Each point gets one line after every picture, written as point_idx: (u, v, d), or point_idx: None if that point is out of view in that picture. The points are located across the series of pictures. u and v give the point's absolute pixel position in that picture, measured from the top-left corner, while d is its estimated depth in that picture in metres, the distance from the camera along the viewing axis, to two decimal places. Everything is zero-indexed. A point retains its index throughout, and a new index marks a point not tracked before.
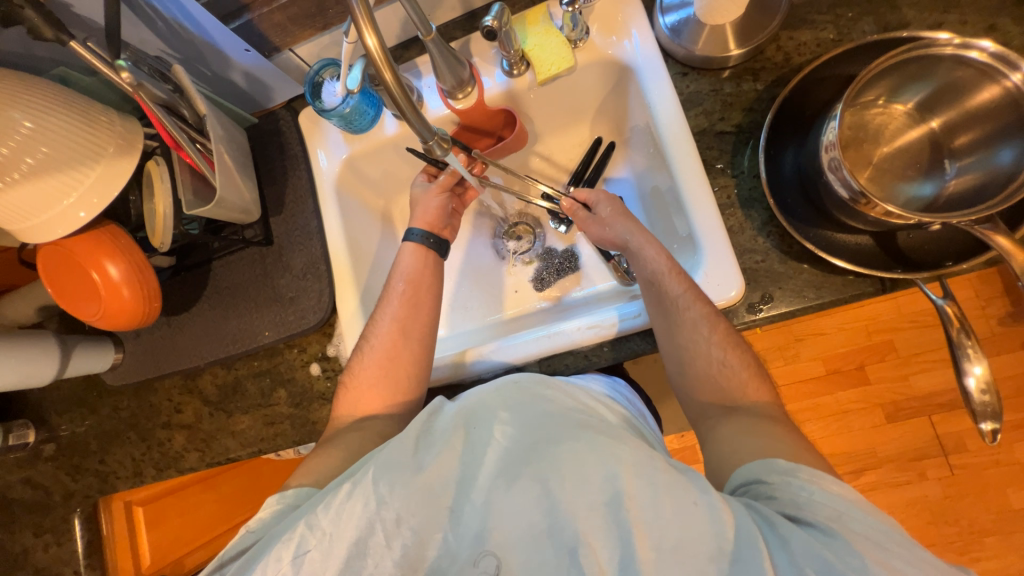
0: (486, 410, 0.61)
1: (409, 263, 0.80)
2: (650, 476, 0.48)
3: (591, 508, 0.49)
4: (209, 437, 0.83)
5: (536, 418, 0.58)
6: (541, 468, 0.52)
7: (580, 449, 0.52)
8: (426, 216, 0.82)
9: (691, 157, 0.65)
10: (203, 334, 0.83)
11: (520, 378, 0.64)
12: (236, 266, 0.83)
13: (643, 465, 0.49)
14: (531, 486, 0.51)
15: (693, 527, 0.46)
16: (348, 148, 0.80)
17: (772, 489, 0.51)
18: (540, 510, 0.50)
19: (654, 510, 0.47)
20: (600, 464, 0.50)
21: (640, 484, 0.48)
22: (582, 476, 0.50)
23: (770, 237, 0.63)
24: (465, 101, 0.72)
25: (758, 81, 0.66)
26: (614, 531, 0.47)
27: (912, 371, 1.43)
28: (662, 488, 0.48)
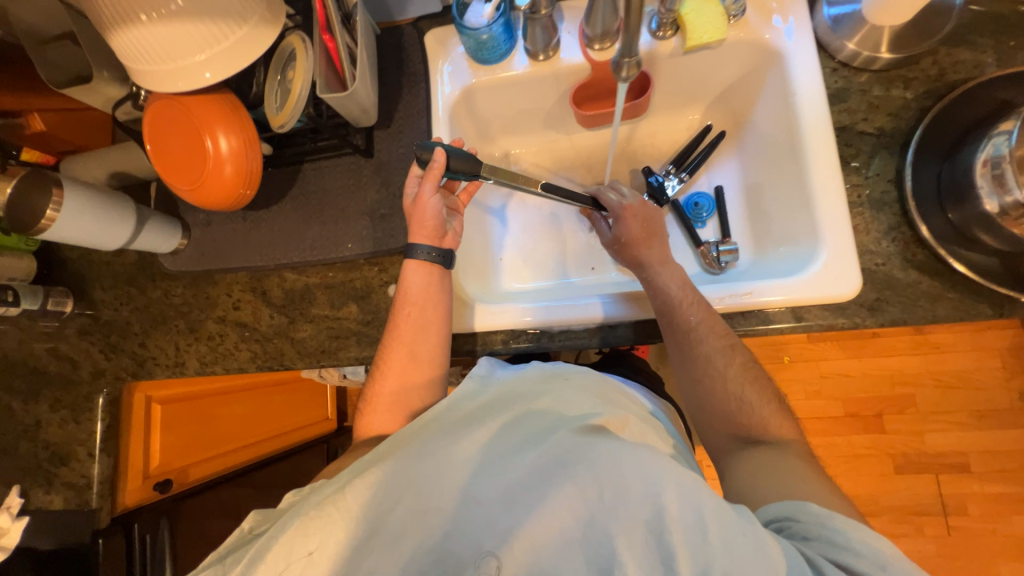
0: (523, 399, 0.58)
1: (414, 286, 0.70)
2: (695, 498, 0.44)
3: (629, 527, 0.44)
4: (265, 340, 0.80)
5: (566, 416, 0.54)
6: (579, 475, 0.47)
7: (615, 454, 0.47)
8: (420, 225, 0.69)
9: (830, 154, 0.65)
10: (280, 234, 0.81)
11: (553, 374, 0.62)
12: (328, 171, 0.80)
13: (687, 484, 0.44)
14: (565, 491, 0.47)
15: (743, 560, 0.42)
16: (471, 75, 0.78)
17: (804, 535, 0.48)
18: (576, 516, 0.46)
19: (702, 536, 0.43)
20: (637, 473, 0.45)
21: (682, 506, 0.44)
22: (619, 485, 0.46)
23: (894, 243, 0.63)
24: (601, 54, 0.74)
25: (908, 89, 0.66)
26: (654, 554, 0.43)
27: (928, 428, 1.45)
28: (711, 512, 0.43)
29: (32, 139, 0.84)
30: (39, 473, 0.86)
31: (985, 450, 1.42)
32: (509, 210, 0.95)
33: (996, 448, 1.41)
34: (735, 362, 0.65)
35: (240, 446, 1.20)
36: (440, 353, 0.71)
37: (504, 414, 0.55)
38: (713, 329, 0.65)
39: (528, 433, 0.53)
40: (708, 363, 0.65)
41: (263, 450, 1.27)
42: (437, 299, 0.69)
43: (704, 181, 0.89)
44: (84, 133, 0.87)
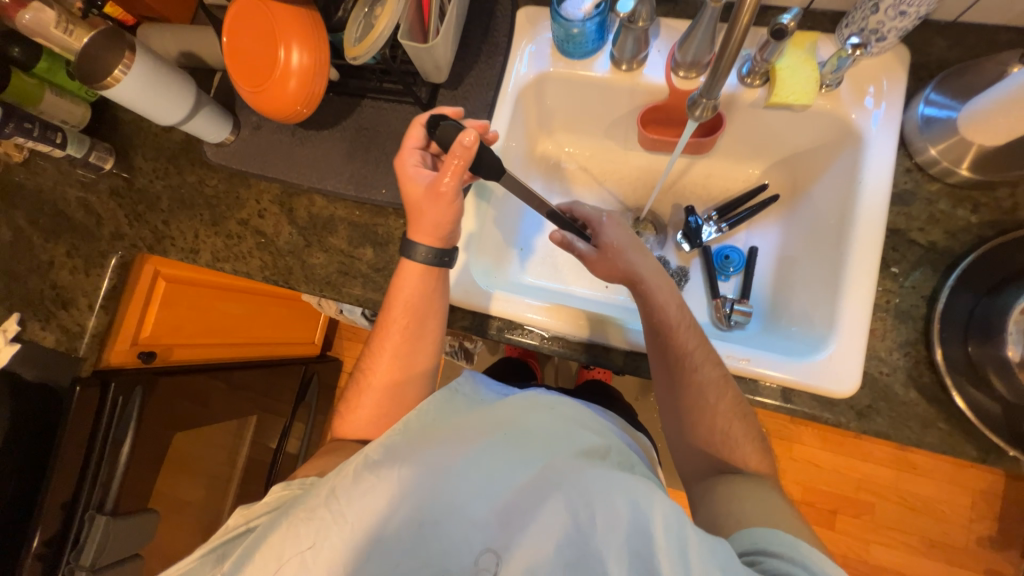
0: (510, 417, 0.59)
1: (408, 288, 0.67)
2: (679, 523, 0.44)
3: (620, 551, 0.45)
4: (278, 256, 0.82)
5: (558, 441, 0.56)
6: (571, 495, 0.48)
7: (603, 478, 0.49)
8: (431, 228, 0.65)
9: (872, 252, 0.64)
10: (321, 160, 0.82)
11: (539, 402, 0.62)
12: (385, 115, 0.81)
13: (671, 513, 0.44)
14: (558, 510, 0.48)
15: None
16: (550, 64, 0.77)
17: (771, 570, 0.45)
18: (568, 536, 0.47)
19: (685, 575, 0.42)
20: (626, 499, 0.47)
21: (665, 530, 0.44)
22: (607, 510, 0.47)
23: (905, 357, 0.63)
24: (683, 82, 0.72)
25: (974, 213, 0.64)
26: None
27: (876, 540, 1.45)
28: (693, 540, 0.43)
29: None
30: (40, 307, 0.91)
31: None
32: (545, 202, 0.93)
33: None
34: (726, 398, 0.62)
35: (222, 343, 1.24)
36: (435, 350, 0.72)
37: (497, 431, 0.56)
38: (706, 357, 0.64)
39: (521, 453, 0.54)
40: (699, 393, 0.63)
41: (241, 354, 1.32)
42: (436, 301, 0.69)
43: (742, 237, 0.87)
44: (168, 4, 0.88)
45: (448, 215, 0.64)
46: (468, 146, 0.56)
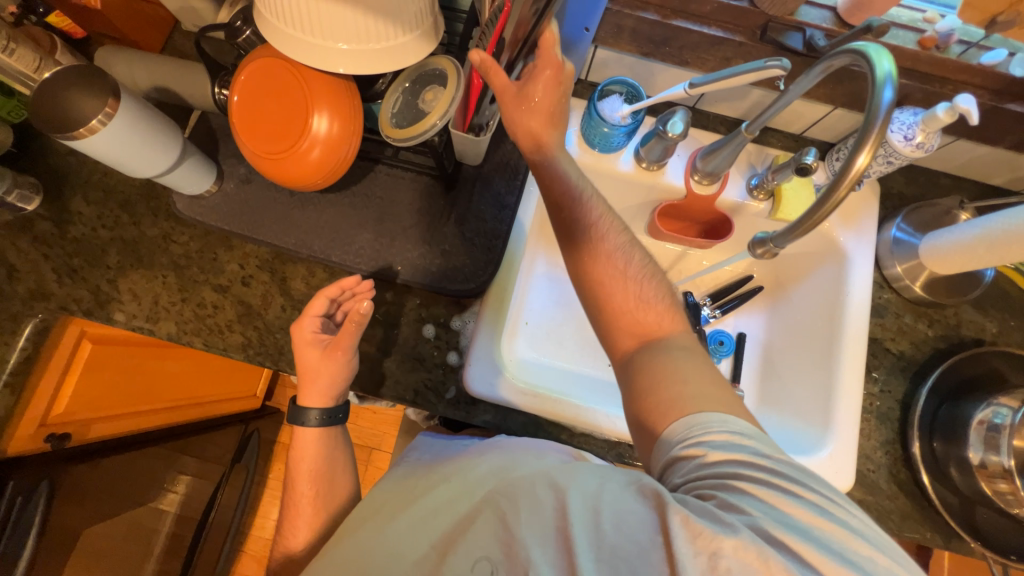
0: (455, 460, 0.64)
1: (308, 458, 0.68)
2: (593, 485, 0.49)
3: (544, 534, 0.48)
4: (265, 331, 0.72)
5: (490, 458, 0.60)
6: (496, 503, 0.53)
7: (524, 473, 0.54)
8: (316, 390, 0.67)
9: (858, 357, 0.73)
10: (325, 226, 0.74)
11: (499, 437, 0.65)
12: (402, 185, 0.76)
13: (587, 483, 0.49)
14: (487, 525, 0.52)
15: (634, 531, 0.45)
16: (578, 153, 0.78)
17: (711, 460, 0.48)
18: (496, 543, 0.50)
19: (595, 531, 0.46)
20: (541, 483, 0.52)
21: (575, 498, 0.48)
22: (524, 496, 0.52)
23: (886, 455, 0.71)
24: (702, 188, 0.78)
25: (930, 328, 0.76)
26: (566, 553, 0.46)
27: None
28: (611, 499, 0.47)
29: (76, 9, 0.71)
30: None
31: None
32: (546, 280, 0.92)
33: None
34: (650, 295, 0.61)
35: (153, 409, 1.03)
36: (354, 479, 0.73)
37: (443, 475, 0.62)
38: (629, 254, 0.62)
39: (460, 488, 0.58)
40: (630, 285, 0.61)
41: (176, 417, 1.10)
42: (334, 458, 0.70)
43: (730, 323, 0.91)
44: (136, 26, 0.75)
45: (334, 375, 0.66)
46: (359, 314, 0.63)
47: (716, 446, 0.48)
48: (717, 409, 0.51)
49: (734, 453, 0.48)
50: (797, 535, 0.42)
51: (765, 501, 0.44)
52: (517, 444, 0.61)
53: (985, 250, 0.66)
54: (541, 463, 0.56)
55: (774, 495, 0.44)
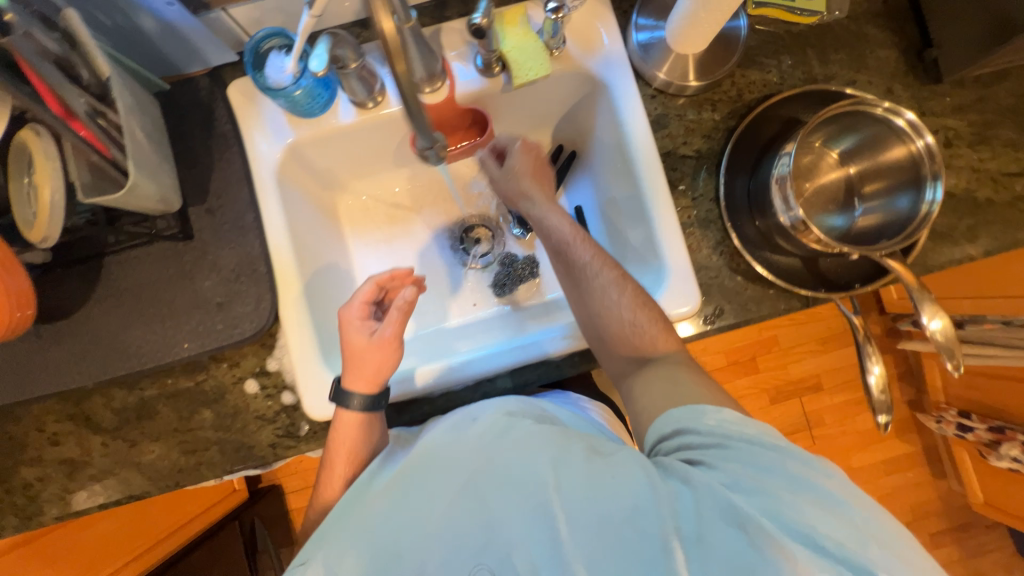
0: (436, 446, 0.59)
1: (348, 419, 0.64)
2: (589, 473, 0.50)
3: (526, 515, 0.49)
4: (103, 474, 0.68)
5: (458, 433, 0.59)
6: (488, 487, 0.52)
7: (506, 455, 0.54)
8: (370, 374, 0.64)
9: (658, 178, 0.68)
10: (90, 346, 0.67)
11: (458, 415, 0.61)
12: (142, 263, 0.68)
13: (566, 459, 0.52)
14: (471, 507, 0.52)
15: (614, 493, 0.48)
16: (293, 132, 0.70)
17: (722, 428, 0.51)
18: (479, 527, 0.50)
19: (577, 506, 0.48)
20: (523, 464, 0.52)
21: (573, 482, 0.50)
22: (504, 478, 0.52)
23: (722, 256, 0.70)
24: (432, 96, 0.68)
25: (716, 111, 0.72)
26: (543, 532, 0.48)
27: (791, 360, 1.65)
28: (592, 477, 0.49)
29: None
30: None
31: (832, 370, 1.64)
32: (373, 263, 0.87)
33: (840, 364, 1.64)
34: (590, 252, 0.68)
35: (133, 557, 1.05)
36: None
37: (415, 459, 0.58)
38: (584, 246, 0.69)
39: (439, 469, 0.56)
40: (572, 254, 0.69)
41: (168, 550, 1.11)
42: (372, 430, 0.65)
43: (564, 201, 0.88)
44: None
45: (386, 364, 0.64)
46: (409, 300, 0.64)
47: (729, 426, 0.51)
48: (710, 403, 0.55)
49: (734, 429, 0.51)
50: (805, 494, 0.45)
51: (776, 465, 0.47)
52: (483, 416, 0.59)
53: (706, 13, 0.60)
54: (518, 436, 0.56)
55: (760, 467, 0.47)
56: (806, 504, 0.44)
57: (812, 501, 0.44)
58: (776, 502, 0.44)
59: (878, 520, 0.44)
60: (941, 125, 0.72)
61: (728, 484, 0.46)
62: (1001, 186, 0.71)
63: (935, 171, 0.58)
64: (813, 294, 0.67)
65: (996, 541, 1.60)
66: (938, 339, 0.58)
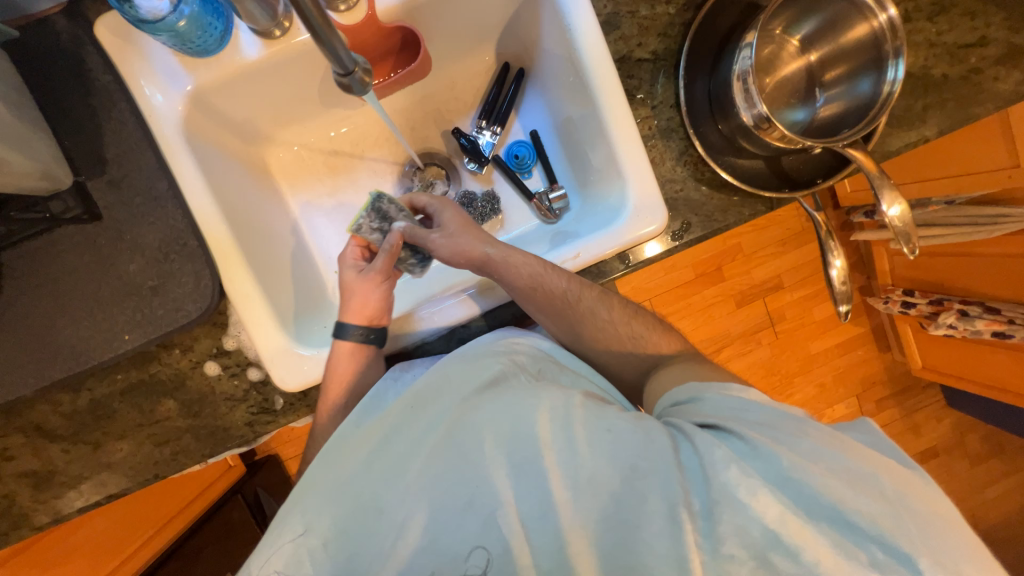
0: (430, 391, 0.57)
1: (345, 370, 0.64)
2: (580, 425, 0.48)
3: (518, 466, 0.47)
4: (75, 479, 0.64)
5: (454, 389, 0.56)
6: (471, 438, 0.49)
7: (505, 400, 0.51)
8: (359, 307, 0.65)
9: (614, 86, 0.63)
10: (13, 354, 0.60)
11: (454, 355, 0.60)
12: (46, 255, 0.59)
13: (565, 413, 0.49)
14: (454, 458, 0.49)
15: (618, 451, 0.46)
16: (191, 78, 0.59)
17: (748, 402, 0.51)
18: (467, 480, 0.47)
19: (572, 455, 0.46)
20: (519, 418, 0.49)
21: (564, 431, 0.48)
22: (499, 432, 0.49)
23: (686, 166, 0.67)
24: (349, 15, 0.61)
25: (670, 3, 0.65)
26: (533, 481, 0.46)
27: (754, 265, 1.69)
28: (583, 433, 0.47)
29: None
30: None
31: (792, 269, 1.70)
32: (322, 219, 0.78)
33: (799, 263, 1.70)
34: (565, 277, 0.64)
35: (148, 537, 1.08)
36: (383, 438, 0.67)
37: (402, 409, 0.56)
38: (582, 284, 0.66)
39: (421, 416, 0.55)
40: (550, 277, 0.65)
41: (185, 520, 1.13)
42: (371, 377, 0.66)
43: (518, 126, 0.82)
44: None
45: (372, 295, 0.65)
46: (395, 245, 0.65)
47: (747, 404, 0.50)
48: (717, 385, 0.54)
49: (756, 404, 0.50)
50: (824, 462, 0.43)
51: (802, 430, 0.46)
52: (479, 358, 0.58)
53: None
54: (520, 387, 0.53)
55: (777, 432, 0.45)
56: (819, 456, 0.43)
57: (832, 472, 0.42)
58: (784, 454, 0.43)
59: (920, 486, 0.42)
60: None
61: (747, 451, 0.44)
62: (958, 60, 0.69)
63: (897, 46, 0.54)
64: (777, 197, 0.66)
65: (928, 399, 1.80)
66: (896, 225, 0.60)
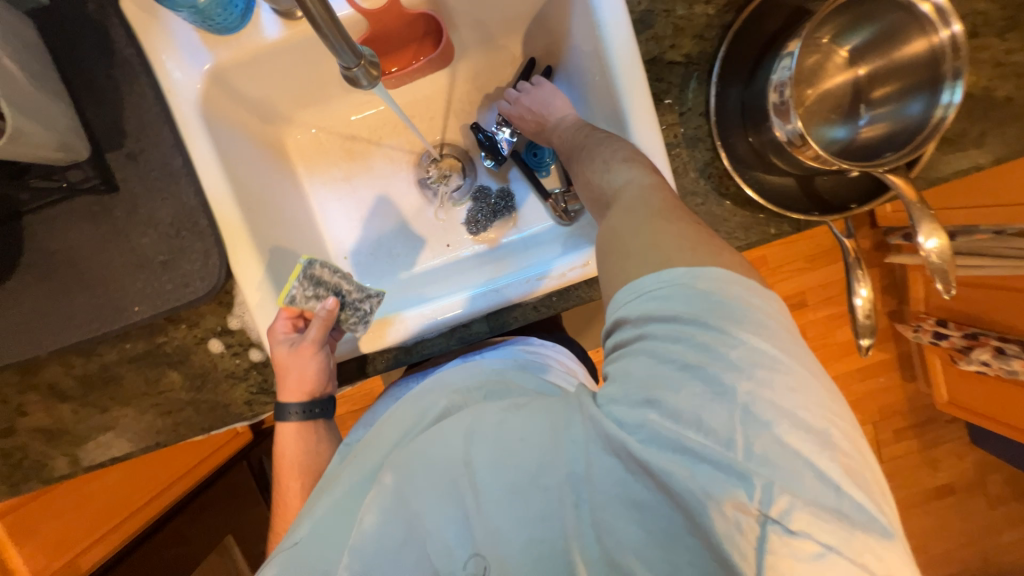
0: (382, 428, 0.55)
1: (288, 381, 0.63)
2: (494, 434, 0.44)
3: (442, 491, 0.44)
4: (83, 439, 0.67)
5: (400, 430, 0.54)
6: (401, 465, 0.47)
7: (440, 434, 0.48)
8: (297, 383, 0.63)
9: (641, 89, 0.59)
10: (33, 316, 0.62)
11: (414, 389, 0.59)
12: (66, 223, 0.60)
13: (480, 426, 0.46)
14: (387, 485, 0.46)
15: (524, 460, 0.42)
16: (211, 55, 0.59)
17: (644, 322, 0.40)
18: (399, 511, 0.45)
19: (487, 468, 0.43)
20: (440, 443, 0.47)
21: (478, 445, 0.44)
22: (427, 459, 0.46)
23: (710, 179, 0.64)
24: (375, 0, 0.59)
25: (710, 3, 0.61)
26: (457, 507, 0.43)
27: (778, 279, 1.61)
28: (494, 440, 0.44)
29: None
30: None
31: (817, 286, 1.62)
32: (334, 204, 0.78)
33: (826, 281, 1.62)
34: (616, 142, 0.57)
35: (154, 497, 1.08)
36: None
37: (351, 460, 0.54)
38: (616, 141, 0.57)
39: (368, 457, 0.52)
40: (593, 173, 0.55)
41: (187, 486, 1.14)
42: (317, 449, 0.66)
43: None
44: None
45: (308, 367, 0.62)
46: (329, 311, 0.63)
47: (649, 305, 0.40)
48: (650, 267, 0.42)
49: (657, 309, 0.40)
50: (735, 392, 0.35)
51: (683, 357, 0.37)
52: (427, 392, 0.56)
53: None
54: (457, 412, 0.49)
55: (691, 356, 0.37)
56: (697, 406, 0.36)
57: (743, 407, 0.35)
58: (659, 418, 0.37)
59: (810, 396, 0.36)
60: (968, 10, 0.62)
61: (622, 419, 0.38)
62: None
63: (956, 67, 0.50)
64: (806, 219, 0.63)
65: (951, 433, 1.72)
66: (933, 259, 0.56)
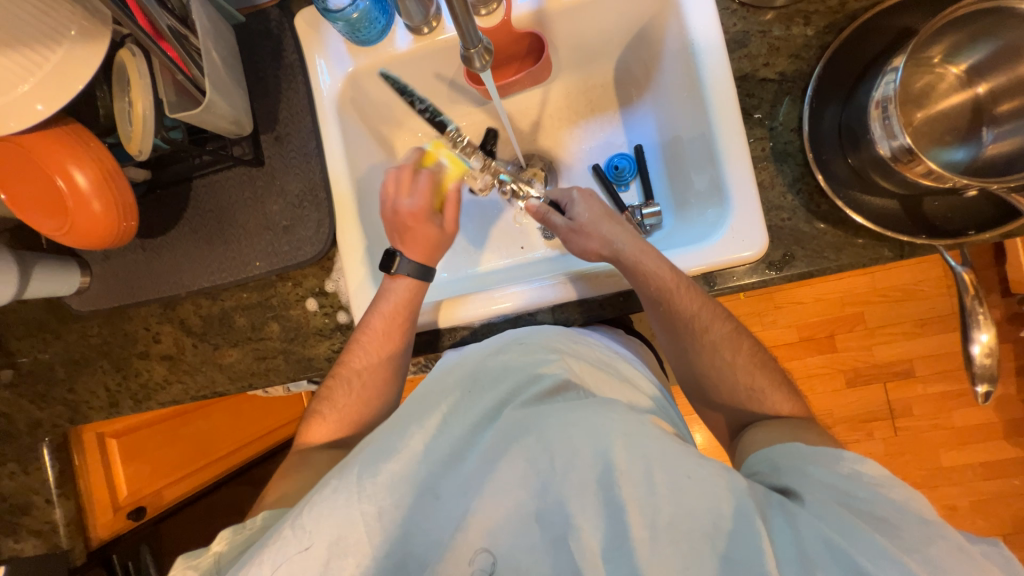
0: (491, 377, 0.55)
1: (387, 308, 0.68)
2: (656, 452, 0.43)
3: (592, 500, 0.43)
4: (193, 370, 0.79)
5: (514, 388, 0.53)
6: (531, 445, 0.46)
7: (583, 420, 0.46)
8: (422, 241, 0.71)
9: (731, 103, 0.61)
10: (184, 259, 0.75)
11: (514, 339, 0.60)
12: (222, 186, 0.74)
13: (639, 435, 0.45)
14: (517, 463, 0.45)
15: (699, 503, 0.42)
16: (352, 61, 0.71)
17: (825, 491, 0.45)
18: (534, 496, 0.44)
19: (648, 486, 0.42)
20: (589, 438, 0.45)
21: (635, 457, 0.43)
22: (575, 455, 0.44)
23: (799, 195, 0.62)
24: (488, 20, 0.67)
25: (809, 25, 0.62)
26: (607, 512, 0.42)
27: (876, 342, 1.39)
28: (653, 458, 0.43)
29: None
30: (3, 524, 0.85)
31: (929, 356, 1.38)
32: None
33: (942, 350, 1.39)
34: (697, 304, 0.62)
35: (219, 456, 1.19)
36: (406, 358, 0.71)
37: (455, 397, 0.53)
38: (713, 316, 0.64)
39: (485, 412, 0.51)
40: (713, 352, 0.64)
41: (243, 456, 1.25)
42: (408, 312, 0.68)
43: (623, 138, 0.83)
44: None
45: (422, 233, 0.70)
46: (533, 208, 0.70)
47: (838, 481, 0.45)
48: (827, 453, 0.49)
49: (842, 485, 0.45)
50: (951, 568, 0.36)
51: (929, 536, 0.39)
52: (546, 362, 0.55)
53: None
54: (595, 405, 0.48)
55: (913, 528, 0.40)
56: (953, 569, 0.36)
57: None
58: (910, 563, 0.37)
59: None
60: None
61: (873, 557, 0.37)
62: None
63: None
64: (910, 243, 0.58)
65: None
66: None
